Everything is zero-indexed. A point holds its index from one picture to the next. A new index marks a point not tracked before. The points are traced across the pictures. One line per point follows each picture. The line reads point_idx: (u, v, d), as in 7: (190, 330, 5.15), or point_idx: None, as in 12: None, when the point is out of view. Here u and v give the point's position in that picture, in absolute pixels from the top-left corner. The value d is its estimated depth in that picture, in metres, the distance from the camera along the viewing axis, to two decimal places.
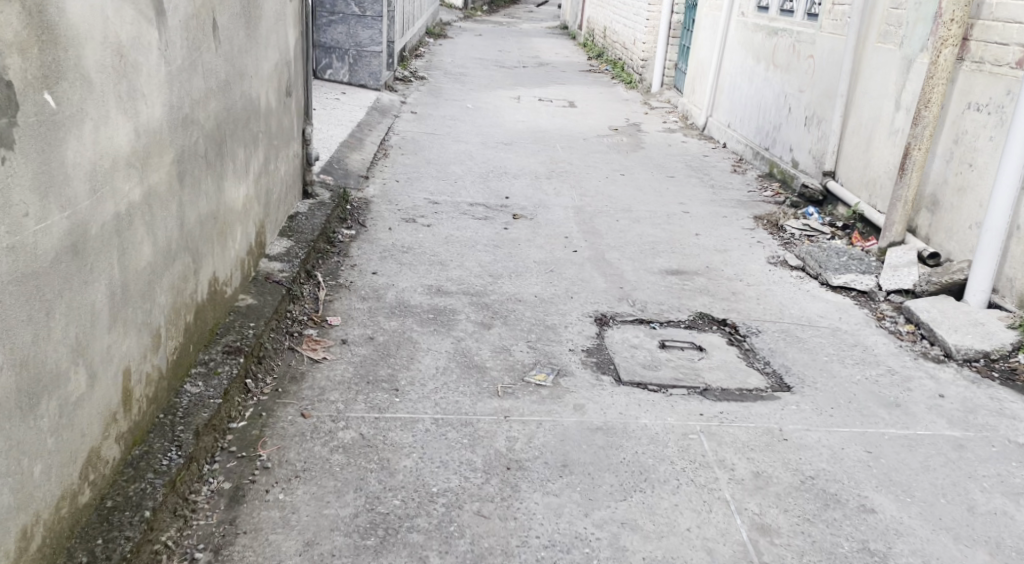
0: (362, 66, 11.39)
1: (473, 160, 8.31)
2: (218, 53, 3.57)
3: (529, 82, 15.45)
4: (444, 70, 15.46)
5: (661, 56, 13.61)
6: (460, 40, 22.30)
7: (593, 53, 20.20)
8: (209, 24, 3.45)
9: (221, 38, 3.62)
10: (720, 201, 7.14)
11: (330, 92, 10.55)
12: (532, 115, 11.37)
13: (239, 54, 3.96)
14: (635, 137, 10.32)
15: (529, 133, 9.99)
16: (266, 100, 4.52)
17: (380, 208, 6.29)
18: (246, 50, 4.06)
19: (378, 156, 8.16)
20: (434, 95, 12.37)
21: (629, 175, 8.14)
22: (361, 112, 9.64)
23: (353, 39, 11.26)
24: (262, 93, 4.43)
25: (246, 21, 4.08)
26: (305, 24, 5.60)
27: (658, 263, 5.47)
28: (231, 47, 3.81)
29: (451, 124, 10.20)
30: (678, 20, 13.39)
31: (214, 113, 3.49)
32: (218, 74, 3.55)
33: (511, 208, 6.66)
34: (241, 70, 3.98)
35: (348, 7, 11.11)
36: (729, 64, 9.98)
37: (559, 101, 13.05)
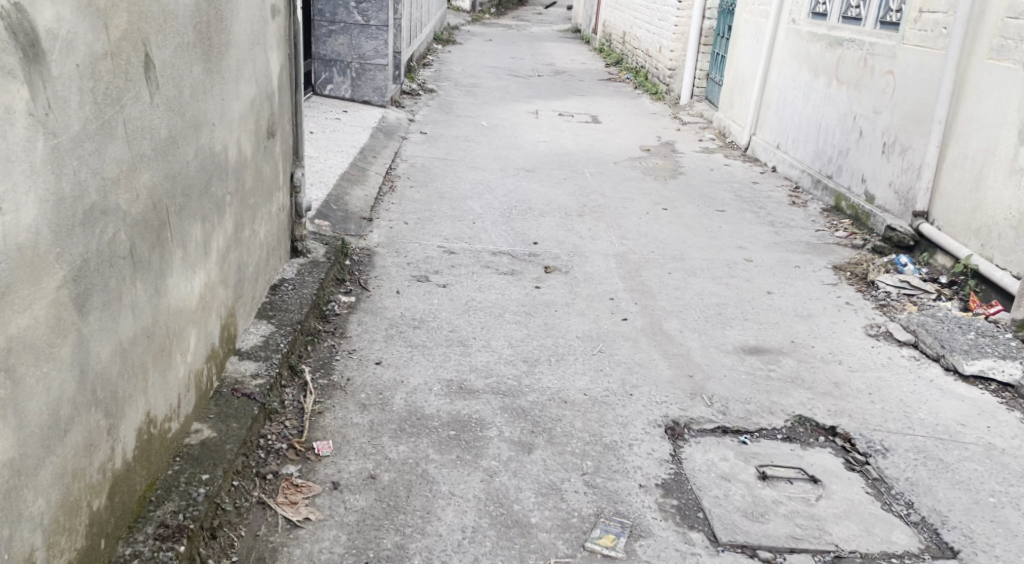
0: (365, 81, 10.35)
1: (493, 194, 7.30)
2: (155, 101, 2.54)
3: (546, 92, 14.46)
4: (453, 81, 14.41)
5: (691, 65, 12.73)
6: (469, 46, 21.24)
7: (609, 60, 19.19)
8: (140, 58, 2.41)
9: (158, 78, 2.59)
10: (784, 245, 6.09)
11: (330, 111, 9.51)
12: (555, 134, 10.35)
13: (194, 95, 2.93)
14: (672, 160, 9.33)
15: (553, 156, 8.97)
16: (235, 150, 3.47)
17: (385, 263, 5.24)
18: (204, 89, 3.03)
19: (384, 190, 7.13)
20: (444, 110, 11.33)
21: (671, 210, 7.09)
22: (366, 135, 8.62)
23: (355, 51, 10.22)
24: (229, 142, 3.38)
25: (203, 49, 3.04)
26: (296, 46, 4.58)
27: (730, 336, 4.43)
28: (178, 88, 2.77)
29: (466, 147, 9.18)
30: (710, 26, 12.52)
31: (147, 186, 2.46)
32: (155, 130, 2.53)
33: (542, 258, 5.66)
34: (195, 118, 2.95)
35: (350, 16, 10.08)
36: (777, 78, 9.04)
37: (580, 116, 12.04)
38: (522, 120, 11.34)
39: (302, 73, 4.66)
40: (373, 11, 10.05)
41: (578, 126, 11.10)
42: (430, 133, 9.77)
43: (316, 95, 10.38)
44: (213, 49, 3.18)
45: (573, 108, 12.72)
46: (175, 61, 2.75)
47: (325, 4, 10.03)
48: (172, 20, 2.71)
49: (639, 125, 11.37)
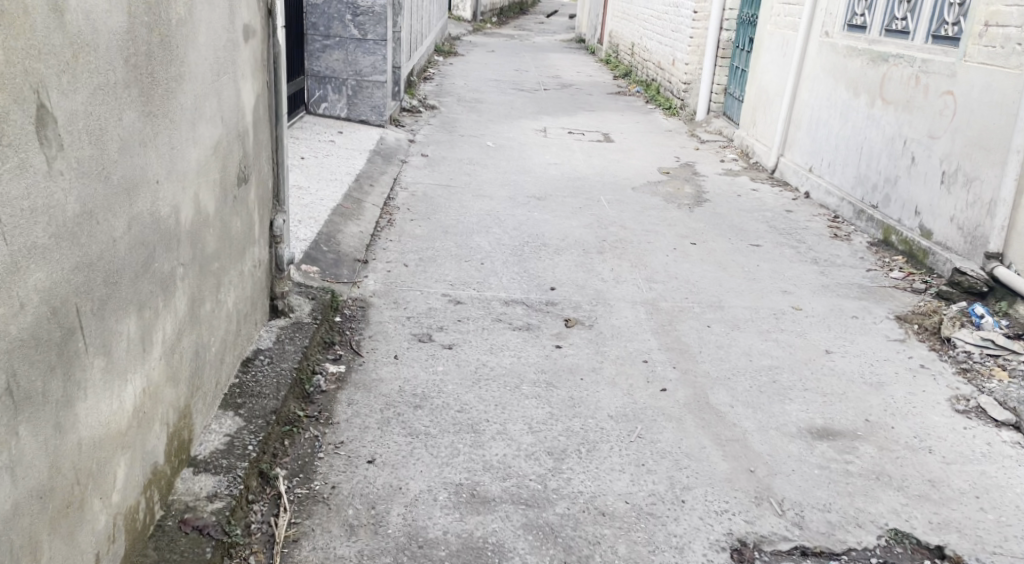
0: (363, 100, 9.67)
1: (503, 227, 6.62)
2: (70, 179, 2.02)
3: (553, 106, 13.81)
4: (456, 96, 13.75)
5: (708, 79, 12.18)
6: (471, 58, 20.60)
7: (617, 73, 18.57)
8: (36, 127, 1.90)
9: (66, 145, 2.00)
10: (834, 290, 5.40)
11: (325, 133, 8.82)
12: (567, 156, 9.68)
13: (132, 152, 2.29)
14: (695, 184, 8.66)
15: (567, 182, 8.29)
16: (196, 207, 2.79)
17: (382, 320, 4.52)
18: (145, 141, 2.36)
19: (382, 224, 6.44)
20: (447, 129, 10.66)
21: (701, 246, 6.41)
22: (364, 160, 7.94)
23: (352, 68, 9.55)
24: (187, 199, 2.70)
25: (144, 88, 2.37)
26: (276, 73, 3.91)
27: (792, 415, 3.71)
28: (102, 151, 2.14)
29: (472, 171, 8.50)
30: (728, 37, 11.99)
31: (51, 291, 1.96)
32: (65, 216, 2.01)
33: (561, 307, 4.98)
34: (134, 181, 2.30)
35: (346, 30, 9.41)
36: (809, 95, 8.52)
37: (591, 135, 11.38)
38: (530, 139, 10.67)
39: (285, 103, 3.98)
40: (371, 25, 9.38)
41: (590, 146, 10.44)
42: (432, 155, 9.10)
43: (309, 115, 9.70)
44: (163, 83, 2.54)
45: (583, 125, 12.06)
46: (96, 109, 2.10)
47: (319, 17, 9.37)
48: (90, 62, 2.08)
49: (655, 144, 10.73)
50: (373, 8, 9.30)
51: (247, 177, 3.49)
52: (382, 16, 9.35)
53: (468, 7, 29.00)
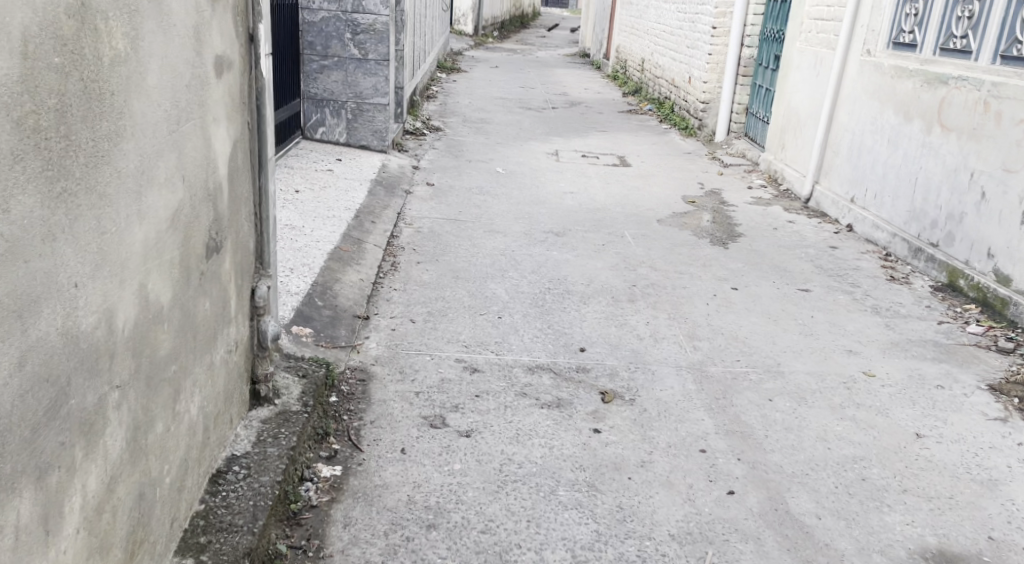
0: (363, 124, 8.99)
1: (521, 271, 5.94)
2: None
3: (563, 126, 13.14)
4: (460, 116, 13.06)
5: (728, 99, 11.52)
6: (474, 74, 19.92)
7: (626, 90, 17.89)
8: None
9: None
10: (906, 349, 4.71)
11: (322, 161, 8.14)
12: (584, 183, 9.00)
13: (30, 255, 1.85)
14: (724, 215, 7.98)
15: (586, 214, 7.61)
16: (147, 302, 2.26)
17: (385, 400, 3.77)
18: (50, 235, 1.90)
19: (386, 268, 5.74)
20: (453, 154, 9.98)
21: (743, 292, 5.72)
22: (365, 192, 7.26)
23: (352, 90, 8.87)
24: (134, 291, 2.19)
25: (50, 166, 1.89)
26: (259, 108, 3.21)
27: (896, 533, 3.05)
28: None
29: (483, 202, 7.82)
30: (750, 55, 11.36)
31: None
32: None
33: (594, 374, 4.28)
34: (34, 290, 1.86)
35: (345, 49, 8.73)
36: (848, 118, 7.87)
37: (606, 158, 10.70)
38: (541, 164, 9.98)
39: (269, 144, 3.28)
40: (373, 45, 8.70)
41: (607, 171, 9.76)
42: (438, 183, 8.42)
43: (306, 141, 9.01)
44: (108, 153, 2.08)
45: (596, 148, 11.37)
46: None
47: (316, 36, 8.69)
48: None
49: (675, 168, 10.05)
50: (375, 26, 8.63)
51: (220, 243, 2.79)
52: (384, 35, 8.67)
53: (469, 21, 28.36)
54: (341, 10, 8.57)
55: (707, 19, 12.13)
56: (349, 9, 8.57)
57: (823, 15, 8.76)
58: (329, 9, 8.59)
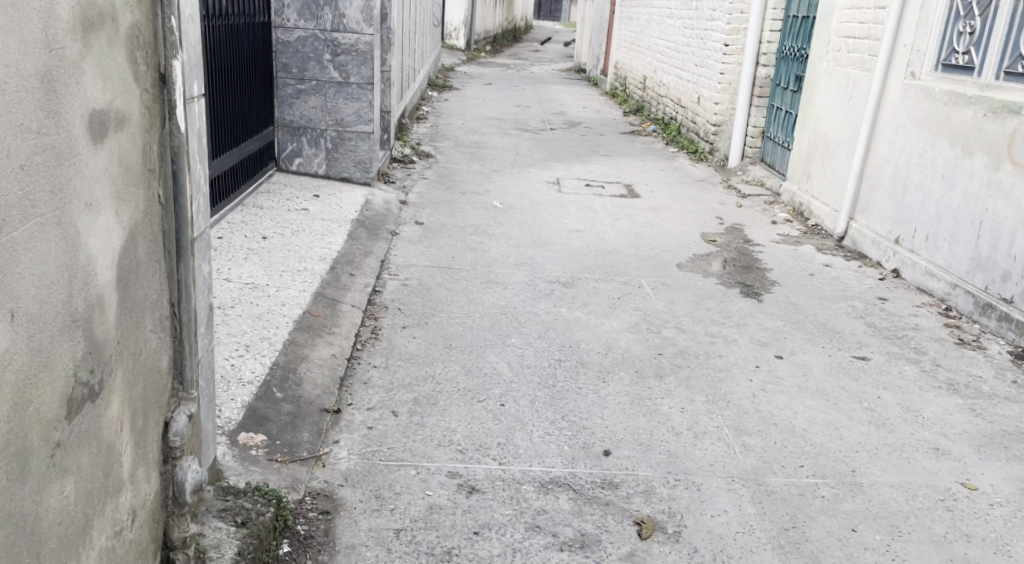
0: (345, 154, 8.10)
1: (526, 336, 5.05)
2: None
3: (564, 150, 12.26)
4: (452, 141, 12.16)
5: (741, 121, 10.69)
6: (467, 93, 19.02)
7: (626, 109, 17.03)
8: None
9: None
10: (1006, 447, 3.87)
11: (298, 198, 7.24)
12: (591, 218, 8.11)
13: None
14: (751, 257, 7.11)
15: (597, 259, 6.72)
16: None
17: (353, 547, 2.99)
18: None
19: (365, 335, 4.84)
20: (445, 184, 9.09)
21: (789, 362, 4.84)
22: (345, 236, 6.37)
23: (333, 116, 8.00)
24: None
25: None
26: (174, 183, 2.59)
27: None
28: None
29: (479, 245, 6.94)
30: (765, 74, 10.53)
31: None
32: None
33: (624, 491, 3.37)
34: None
35: (324, 72, 7.87)
36: (887, 149, 7.06)
37: (612, 188, 9.82)
38: (542, 195, 9.10)
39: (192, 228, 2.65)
40: (355, 66, 7.85)
41: (615, 204, 8.88)
42: (430, 221, 7.54)
43: (281, 173, 8.12)
44: None
45: (600, 175, 10.49)
46: None
47: (291, 57, 7.82)
48: None
49: (688, 199, 9.18)
50: (357, 46, 7.79)
51: (110, 381, 2.35)
52: (367, 56, 7.82)
53: (462, 36, 27.49)
54: (319, 28, 7.74)
55: (717, 35, 11.31)
56: (328, 28, 7.74)
57: (856, 32, 7.93)
58: (306, 28, 7.74)
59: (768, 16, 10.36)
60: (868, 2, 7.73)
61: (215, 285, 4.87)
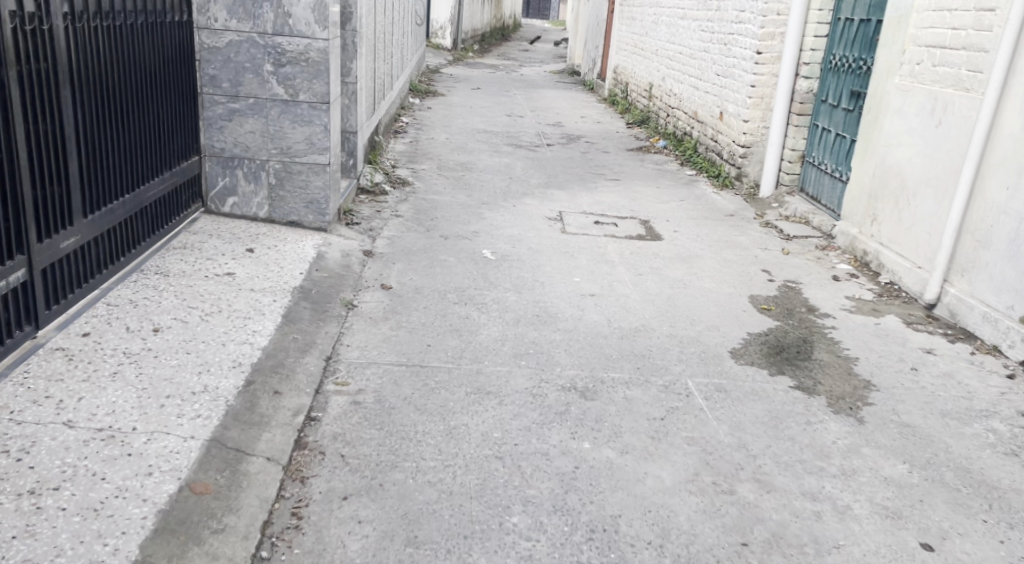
0: (293, 191, 6.38)
1: (533, 507, 3.37)
2: None
3: (563, 172, 10.55)
4: (434, 162, 10.40)
5: (777, 143, 9.04)
6: (453, 98, 17.24)
7: (631, 119, 15.31)
8: None
9: None
10: None
11: (223, 255, 5.48)
12: (608, 275, 6.39)
13: None
14: (823, 332, 5.41)
15: (623, 345, 5.00)
16: None
17: None
18: None
19: (281, 519, 3.21)
20: (422, 224, 7.36)
21: (948, 559, 3.28)
22: (279, 319, 4.62)
23: (277, 143, 6.28)
24: None
25: None
26: None
27: None
28: None
29: (464, 322, 5.22)
30: (807, 87, 8.80)
31: None
32: None
33: None
34: None
35: (264, 87, 6.15)
36: (1003, 194, 5.37)
37: (627, 226, 8.10)
38: (543, 238, 7.39)
39: None
40: (305, 80, 6.17)
41: (634, 251, 7.15)
42: (403, 282, 5.82)
43: (210, 216, 6.35)
44: None
45: (609, 207, 8.77)
46: None
47: (220, 67, 6.09)
48: None
49: (722, 244, 7.46)
50: (308, 54, 6.12)
51: None
52: (321, 67, 6.14)
53: (448, 34, 25.71)
54: (256, 31, 6.04)
55: (746, 40, 9.58)
56: (269, 31, 6.05)
57: (943, 41, 6.19)
58: (239, 30, 6.02)
59: (811, 18, 8.65)
60: (965, 3, 6.01)
61: (45, 438, 3.25)
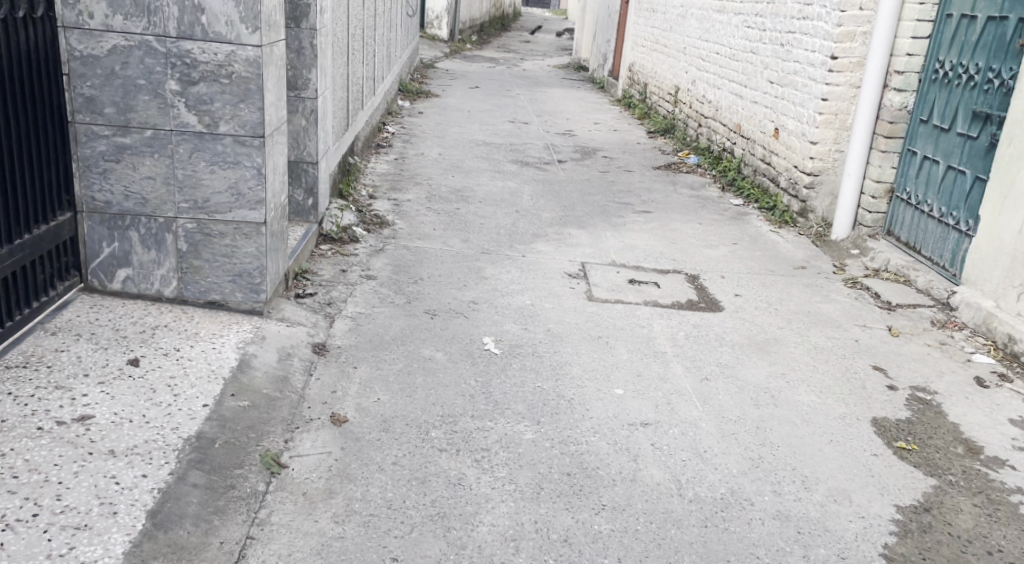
0: (213, 262, 4.52)
1: None
2: None
3: (581, 201, 8.66)
4: (423, 188, 8.52)
5: (857, 173, 7.17)
6: (449, 101, 15.31)
7: (652, 126, 13.44)
8: None
9: None
10: None
11: (84, 377, 3.61)
12: (661, 382, 4.50)
13: None
14: (1015, 505, 3.54)
15: (708, 544, 3.19)
16: None
17: None
18: None
19: None
20: (400, 294, 5.52)
21: None
22: (137, 525, 2.89)
23: (189, 194, 4.41)
24: None
25: None
26: None
27: None
28: None
29: (455, 497, 3.30)
30: (899, 102, 6.90)
31: None
32: None
33: None
34: None
35: (168, 113, 4.29)
36: None
37: (669, 285, 6.24)
38: (563, 310, 5.54)
39: None
40: (228, 105, 4.32)
41: (688, 332, 5.26)
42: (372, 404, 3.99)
43: (92, 296, 4.46)
44: None
45: (642, 256, 6.91)
46: None
47: (102, 86, 4.22)
48: None
49: (802, 319, 5.58)
50: (230, 67, 4.27)
51: None
52: (251, 87, 4.31)
53: (445, 24, 23.78)
54: (153, 33, 4.18)
55: (813, 41, 7.68)
56: (173, 34, 4.19)
57: None
58: (127, 30, 4.17)
59: (905, 15, 6.77)
60: None
61: None
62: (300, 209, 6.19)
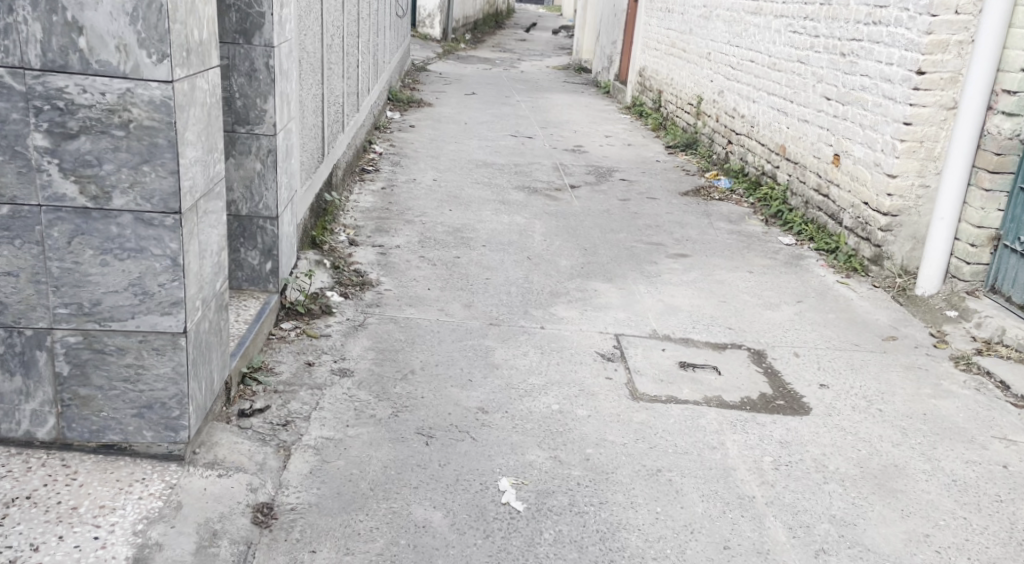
0: (108, 390, 3.13)
1: None
2: None
3: (604, 241, 7.28)
4: (416, 228, 7.12)
5: (952, 216, 5.84)
6: (444, 110, 13.92)
7: (671, 141, 12.04)
8: None
9: None
10: None
11: None
12: (757, 562, 3.16)
13: None
14: None
15: None
16: None
17: None
18: None
19: None
20: (385, 401, 4.10)
21: None
22: None
23: (68, 296, 3.02)
24: None
25: None
26: None
27: None
28: None
29: None
30: (1009, 129, 5.57)
31: None
32: None
33: None
34: None
35: (31, 179, 2.91)
36: None
37: (731, 369, 4.85)
38: (602, 419, 4.14)
39: None
40: (123, 167, 2.94)
41: (774, 456, 3.88)
42: None
43: None
44: None
45: (689, 323, 5.53)
46: None
47: None
48: None
49: (921, 429, 4.19)
50: (125, 112, 2.89)
51: None
52: (158, 141, 2.92)
53: (437, 24, 22.42)
54: (5, 65, 2.82)
55: (890, 52, 6.30)
56: (35, 66, 2.82)
57: None
58: None
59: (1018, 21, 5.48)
60: None
61: None
62: (255, 276, 4.77)
